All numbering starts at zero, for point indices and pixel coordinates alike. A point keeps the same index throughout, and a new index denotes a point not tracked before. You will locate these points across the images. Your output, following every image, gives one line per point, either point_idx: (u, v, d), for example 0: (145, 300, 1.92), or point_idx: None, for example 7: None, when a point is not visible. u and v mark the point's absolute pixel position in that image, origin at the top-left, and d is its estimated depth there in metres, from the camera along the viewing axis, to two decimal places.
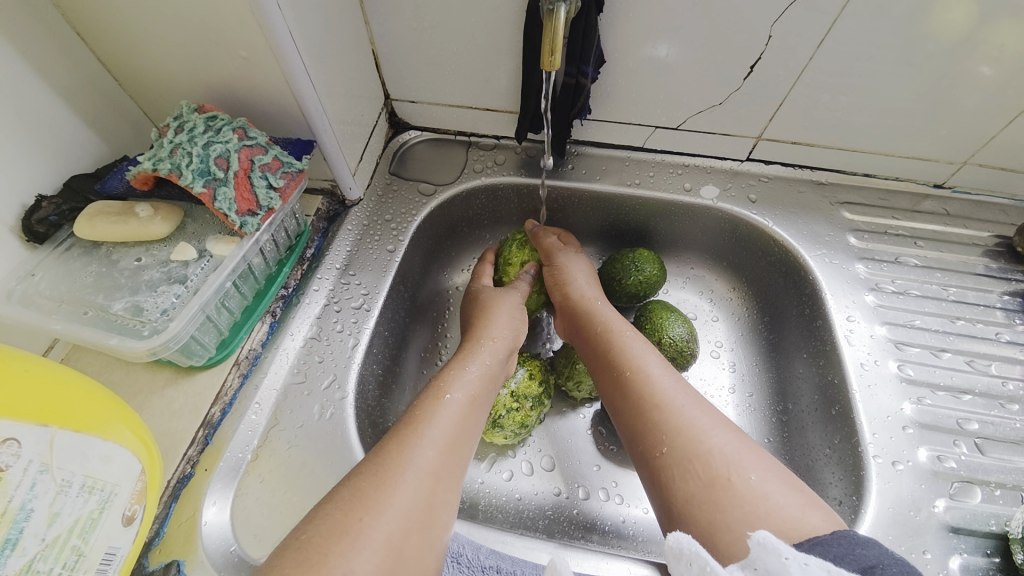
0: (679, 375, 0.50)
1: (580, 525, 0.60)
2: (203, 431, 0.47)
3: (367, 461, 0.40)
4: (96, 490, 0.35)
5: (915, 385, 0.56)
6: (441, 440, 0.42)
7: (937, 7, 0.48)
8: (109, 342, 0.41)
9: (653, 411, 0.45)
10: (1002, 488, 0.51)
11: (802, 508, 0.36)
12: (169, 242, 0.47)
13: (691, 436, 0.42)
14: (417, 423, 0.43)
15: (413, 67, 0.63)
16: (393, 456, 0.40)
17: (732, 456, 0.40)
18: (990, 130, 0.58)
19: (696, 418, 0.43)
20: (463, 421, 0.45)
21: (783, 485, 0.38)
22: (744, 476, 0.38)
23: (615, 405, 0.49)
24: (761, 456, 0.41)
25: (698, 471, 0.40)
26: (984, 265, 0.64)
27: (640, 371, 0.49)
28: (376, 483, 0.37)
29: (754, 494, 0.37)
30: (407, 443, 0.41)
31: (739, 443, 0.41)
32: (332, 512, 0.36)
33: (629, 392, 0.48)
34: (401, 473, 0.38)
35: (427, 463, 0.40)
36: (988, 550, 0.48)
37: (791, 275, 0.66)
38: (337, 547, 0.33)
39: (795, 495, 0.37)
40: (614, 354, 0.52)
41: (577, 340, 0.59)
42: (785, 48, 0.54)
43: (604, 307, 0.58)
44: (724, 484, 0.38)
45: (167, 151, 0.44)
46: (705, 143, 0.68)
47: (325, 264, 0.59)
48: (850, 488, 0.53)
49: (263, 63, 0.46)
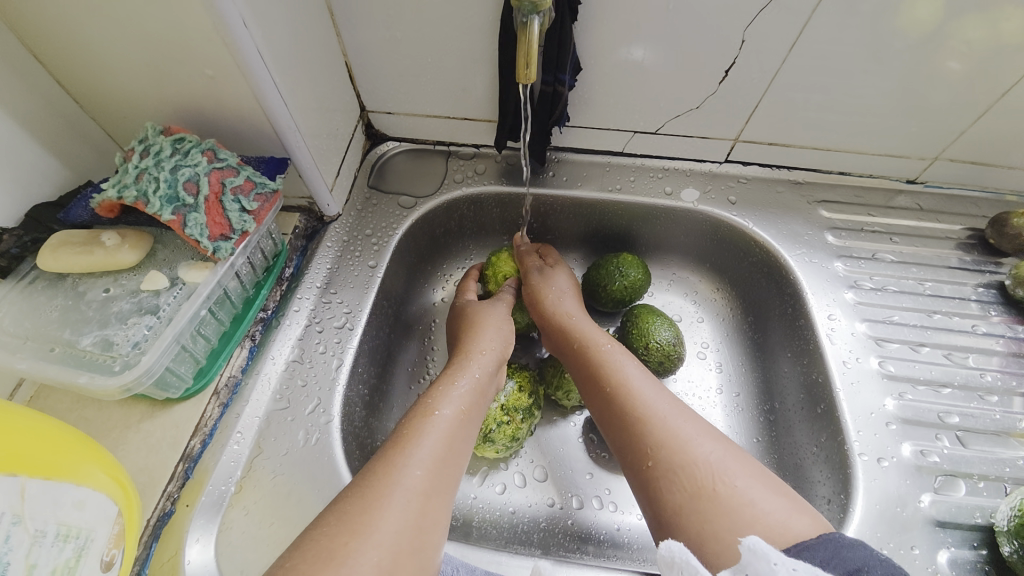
0: (661, 383, 0.50)
1: (575, 536, 0.60)
2: (183, 465, 0.45)
3: (355, 484, 0.39)
4: (71, 537, 0.33)
5: (896, 380, 0.57)
6: (429, 459, 0.41)
7: (896, 7, 0.49)
8: (78, 380, 0.38)
9: (637, 423, 0.45)
10: (985, 480, 0.52)
11: (789, 512, 0.36)
12: (139, 271, 0.45)
13: (677, 447, 0.42)
14: (404, 442, 0.42)
15: (388, 79, 0.63)
16: (381, 478, 0.39)
17: (718, 465, 0.40)
18: (957, 126, 0.60)
19: (682, 427, 0.43)
20: (453, 437, 0.44)
21: (768, 491, 0.38)
22: (731, 483, 0.38)
23: (603, 416, 0.49)
24: (746, 462, 0.41)
25: (684, 483, 0.40)
26: (958, 258, 0.65)
27: (623, 383, 0.49)
28: (362, 506, 0.37)
29: (742, 501, 0.37)
30: (394, 462, 0.40)
31: (724, 450, 0.41)
32: (317, 538, 0.35)
33: (614, 403, 0.48)
34: (388, 494, 0.38)
35: (415, 483, 0.39)
36: (975, 543, 0.49)
37: (773, 275, 0.67)
38: (323, 574, 0.32)
39: (781, 500, 0.38)
40: (597, 367, 0.51)
41: (557, 350, 0.58)
42: (758, 52, 0.55)
43: (581, 320, 0.57)
44: (710, 494, 0.38)
45: (132, 177, 0.42)
46: (683, 146, 0.68)
47: (304, 283, 0.58)
48: (838, 487, 0.53)
49: (231, 81, 0.45)
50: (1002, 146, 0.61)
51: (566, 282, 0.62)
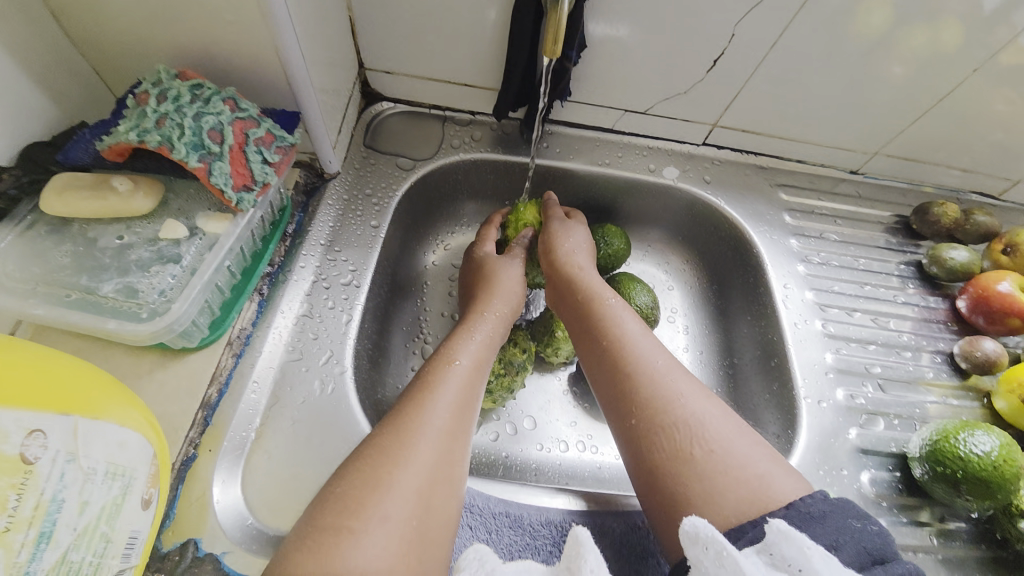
0: (658, 344, 0.54)
1: (562, 476, 0.66)
2: (203, 412, 0.46)
3: (388, 422, 0.43)
4: (118, 475, 0.35)
5: (835, 339, 0.68)
6: (452, 402, 0.46)
7: (859, 13, 0.56)
8: (107, 326, 0.38)
9: (626, 388, 0.51)
10: (899, 418, 0.64)
11: (758, 471, 0.43)
12: (152, 219, 0.44)
13: (666, 404, 0.47)
14: (429, 387, 0.46)
15: (391, 37, 0.62)
16: (412, 418, 0.43)
17: (695, 429, 0.45)
18: (898, 125, 0.69)
19: (675, 387, 0.49)
20: (471, 383, 0.49)
21: (742, 450, 0.44)
22: (706, 449, 0.44)
23: (596, 378, 0.54)
24: (727, 422, 0.46)
25: (668, 434, 0.46)
26: (887, 239, 0.77)
27: (616, 351, 0.53)
28: (398, 441, 0.41)
29: (714, 466, 0.43)
30: (422, 404, 0.44)
31: (706, 412, 0.47)
32: (362, 467, 0.39)
33: (608, 367, 0.53)
34: (419, 432, 0.42)
35: (443, 423, 0.44)
36: (891, 467, 0.60)
37: (738, 249, 0.75)
38: (372, 496, 0.37)
39: (759, 464, 0.43)
40: (596, 333, 0.56)
41: (560, 307, 0.62)
42: (743, 44, 0.60)
43: (589, 276, 0.61)
44: (687, 456, 0.44)
45: (152, 122, 0.40)
46: (667, 127, 0.73)
47: (308, 240, 0.58)
48: (785, 424, 0.63)
49: (249, 28, 0.44)
50: (930, 145, 0.72)
51: (581, 238, 0.66)
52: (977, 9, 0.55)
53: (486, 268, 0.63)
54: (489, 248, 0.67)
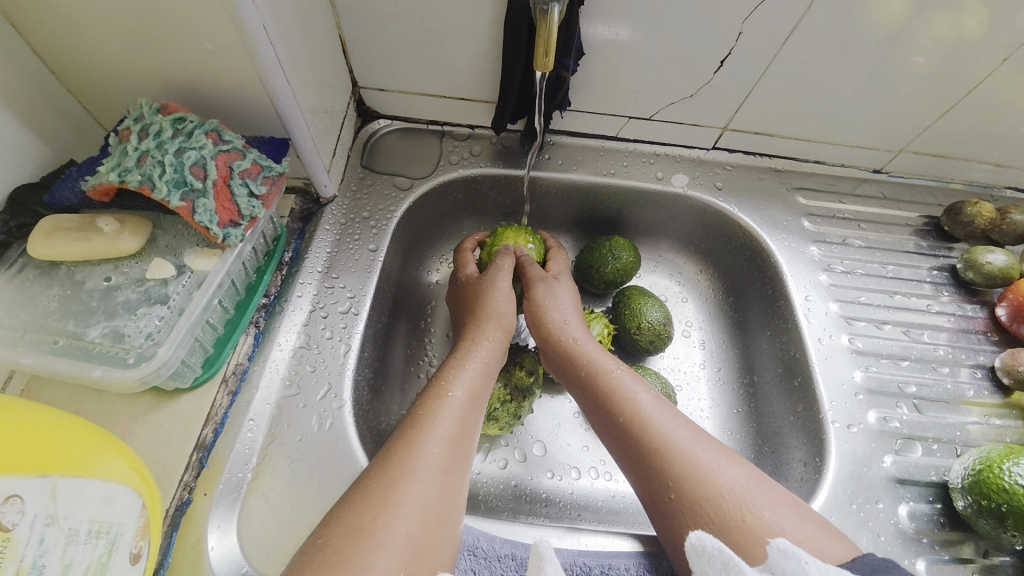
0: (672, 406, 0.52)
1: (574, 504, 0.64)
2: (197, 454, 0.44)
3: (377, 462, 0.41)
4: (103, 533, 0.33)
5: (863, 354, 0.63)
6: (445, 437, 0.44)
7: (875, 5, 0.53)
8: (92, 375, 0.37)
9: (655, 456, 0.47)
10: (938, 442, 0.59)
11: (817, 537, 0.39)
12: (140, 258, 0.43)
13: (699, 478, 0.44)
14: (420, 423, 0.44)
15: (384, 55, 0.61)
16: (402, 456, 0.41)
17: (742, 495, 0.42)
18: (925, 120, 0.65)
19: (702, 456, 0.46)
20: (466, 417, 0.47)
21: (794, 518, 0.41)
22: (758, 514, 0.41)
23: (620, 447, 0.51)
24: (766, 489, 0.43)
25: (712, 514, 0.42)
26: (915, 242, 0.72)
27: (637, 414, 0.50)
28: (386, 482, 0.39)
29: (771, 531, 0.40)
30: (413, 441, 0.42)
31: (746, 479, 0.44)
32: (347, 513, 0.37)
33: (629, 435, 0.50)
34: (410, 471, 0.40)
35: (434, 461, 0.41)
36: (931, 498, 0.56)
37: (755, 259, 0.71)
38: (356, 545, 0.35)
39: (809, 527, 0.40)
40: (610, 396, 0.53)
41: (564, 378, 0.59)
42: (751, 44, 0.57)
43: (586, 343, 0.58)
44: (739, 525, 0.41)
45: (133, 160, 0.39)
46: (675, 132, 0.70)
47: (305, 268, 0.57)
48: (813, 451, 0.59)
49: (232, 56, 0.43)
50: (960, 140, 0.67)
51: (569, 297, 0.63)
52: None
53: (474, 293, 0.61)
54: (472, 270, 0.64)
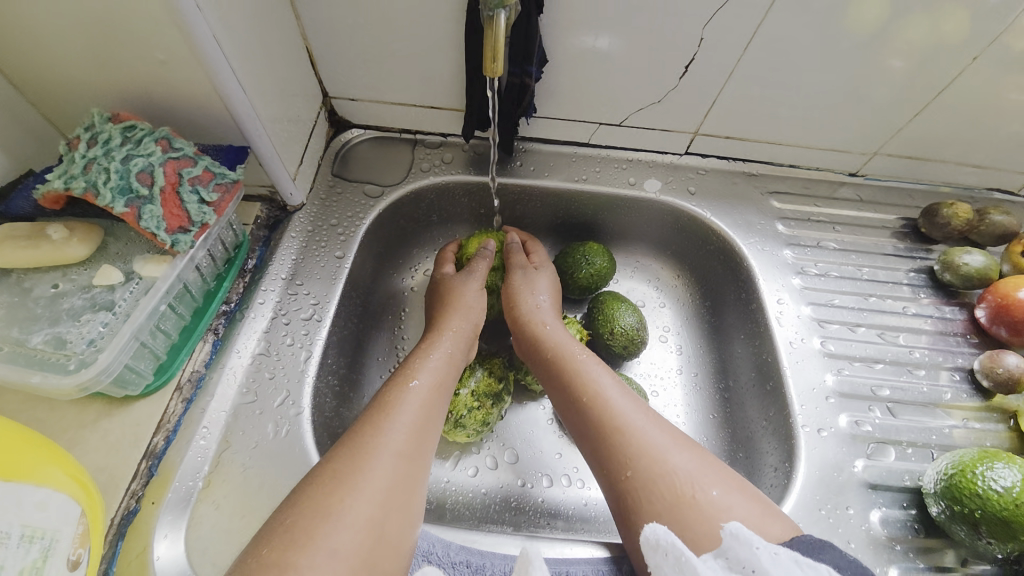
0: (632, 392, 0.52)
1: (545, 513, 0.62)
2: (146, 462, 0.44)
3: (340, 445, 0.41)
4: (36, 538, 0.33)
5: (836, 358, 0.62)
6: (410, 423, 0.44)
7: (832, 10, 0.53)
8: (30, 380, 0.37)
9: (614, 435, 0.47)
10: (913, 447, 0.57)
11: (761, 517, 0.40)
12: (90, 265, 0.43)
13: (654, 458, 0.45)
14: (386, 407, 0.44)
15: (351, 65, 0.61)
16: (369, 439, 0.41)
17: (695, 475, 0.43)
18: (895, 122, 0.64)
19: (658, 438, 0.46)
20: (430, 405, 0.47)
21: (741, 497, 0.42)
22: (707, 492, 0.42)
23: (577, 426, 0.51)
24: (718, 469, 0.44)
25: (664, 491, 0.43)
26: (894, 245, 0.71)
27: (597, 394, 0.51)
28: (354, 465, 0.39)
29: (719, 508, 0.41)
30: (379, 425, 0.43)
31: (698, 460, 0.45)
32: (314, 494, 0.38)
33: (589, 415, 0.50)
34: (375, 454, 0.40)
35: (399, 445, 0.42)
36: (904, 504, 0.54)
37: (729, 262, 0.71)
38: (320, 527, 0.35)
39: (752, 506, 0.41)
40: (569, 378, 0.53)
41: (530, 362, 0.59)
42: (713, 49, 0.57)
43: (552, 331, 0.58)
44: (689, 502, 0.41)
45: (79, 168, 0.40)
46: (646, 137, 0.70)
47: (268, 275, 0.57)
48: (784, 456, 0.58)
49: (185, 66, 0.43)
50: (933, 141, 0.67)
51: (547, 286, 0.63)
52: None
53: (448, 288, 0.60)
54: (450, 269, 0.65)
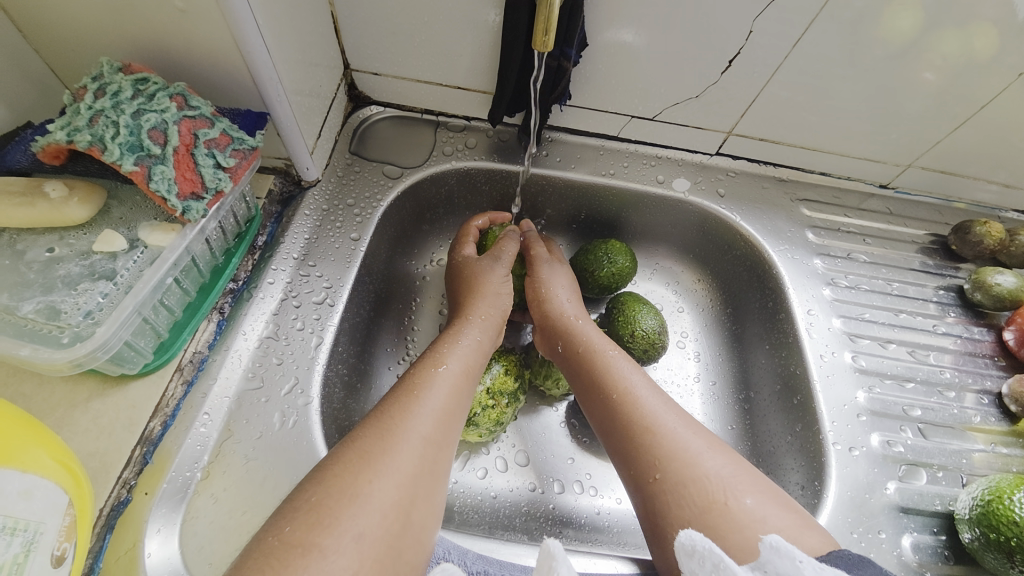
0: (665, 394, 0.49)
1: (556, 520, 0.59)
2: (141, 449, 0.41)
3: (368, 425, 0.40)
4: (18, 531, 0.29)
5: (866, 374, 0.60)
6: (439, 408, 0.42)
7: (889, 14, 0.50)
8: (19, 353, 0.33)
9: (643, 436, 0.45)
10: (944, 470, 0.56)
11: (799, 529, 0.37)
12: (90, 229, 0.40)
13: (685, 461, 0.42)
14: (414, 391, 0.43)
15: (376, 36, 0.57)
16: (396, 422, 0.39)
17: (728, 480, 0.40)
18: (937, 136, 0.62)
19: (690, 441, 0.43)
20: (459, 391, 0.45)
21: (777, 507, 0.39)
22: (740, 501, 0.39)
23: (606, 426, 0.48)
24: (754, 477, 0.41)
25: (694, 497, 0.40)
26: (921, 261, 0.69)
27: (629, 394, 0.48)
28: (381, 446, 0.37)
29: (752, 518, 0.37)
30: (408, 409, 0.41)
31: (733, 466, 0.42)
32: (340, 473, 0.35)
33: (617, 413, 0.47)
34: (403, 437, 0.38)
35: (426, 429, 0.40)
36: (935, 529, 0.52)
37: (755, 269, 0.68)
38: (346, 509, 0.33)
39: (790, 516, 0.38)
40: (599, 376, 0.51)
41: (558, 359, 0.56)
42: (761, 47, 0.54)
43: (584, 326, 0.56)
44: (720, 509, 0.39)
45: (85, 120, 0.36)
46: (678, 135, 0.67)
47: (280, 253, 0.53)
48: (811, 474, 0.56)
49: (204, 17, 0.39)
50: (972, 159, 0.65)
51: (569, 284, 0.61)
52: (1011, 15, 0.49)
53: (468, 273, 0.58)
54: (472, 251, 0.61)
